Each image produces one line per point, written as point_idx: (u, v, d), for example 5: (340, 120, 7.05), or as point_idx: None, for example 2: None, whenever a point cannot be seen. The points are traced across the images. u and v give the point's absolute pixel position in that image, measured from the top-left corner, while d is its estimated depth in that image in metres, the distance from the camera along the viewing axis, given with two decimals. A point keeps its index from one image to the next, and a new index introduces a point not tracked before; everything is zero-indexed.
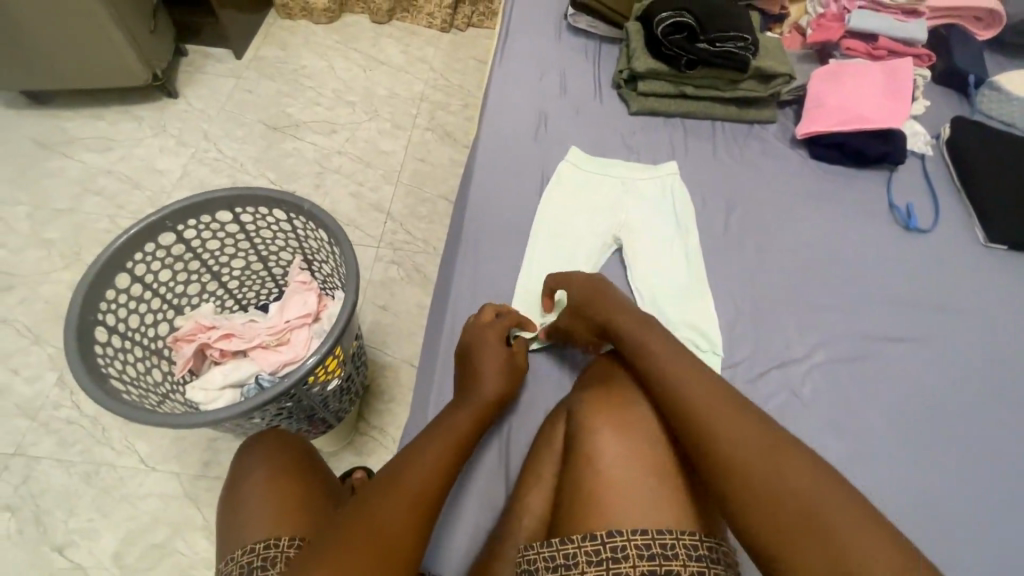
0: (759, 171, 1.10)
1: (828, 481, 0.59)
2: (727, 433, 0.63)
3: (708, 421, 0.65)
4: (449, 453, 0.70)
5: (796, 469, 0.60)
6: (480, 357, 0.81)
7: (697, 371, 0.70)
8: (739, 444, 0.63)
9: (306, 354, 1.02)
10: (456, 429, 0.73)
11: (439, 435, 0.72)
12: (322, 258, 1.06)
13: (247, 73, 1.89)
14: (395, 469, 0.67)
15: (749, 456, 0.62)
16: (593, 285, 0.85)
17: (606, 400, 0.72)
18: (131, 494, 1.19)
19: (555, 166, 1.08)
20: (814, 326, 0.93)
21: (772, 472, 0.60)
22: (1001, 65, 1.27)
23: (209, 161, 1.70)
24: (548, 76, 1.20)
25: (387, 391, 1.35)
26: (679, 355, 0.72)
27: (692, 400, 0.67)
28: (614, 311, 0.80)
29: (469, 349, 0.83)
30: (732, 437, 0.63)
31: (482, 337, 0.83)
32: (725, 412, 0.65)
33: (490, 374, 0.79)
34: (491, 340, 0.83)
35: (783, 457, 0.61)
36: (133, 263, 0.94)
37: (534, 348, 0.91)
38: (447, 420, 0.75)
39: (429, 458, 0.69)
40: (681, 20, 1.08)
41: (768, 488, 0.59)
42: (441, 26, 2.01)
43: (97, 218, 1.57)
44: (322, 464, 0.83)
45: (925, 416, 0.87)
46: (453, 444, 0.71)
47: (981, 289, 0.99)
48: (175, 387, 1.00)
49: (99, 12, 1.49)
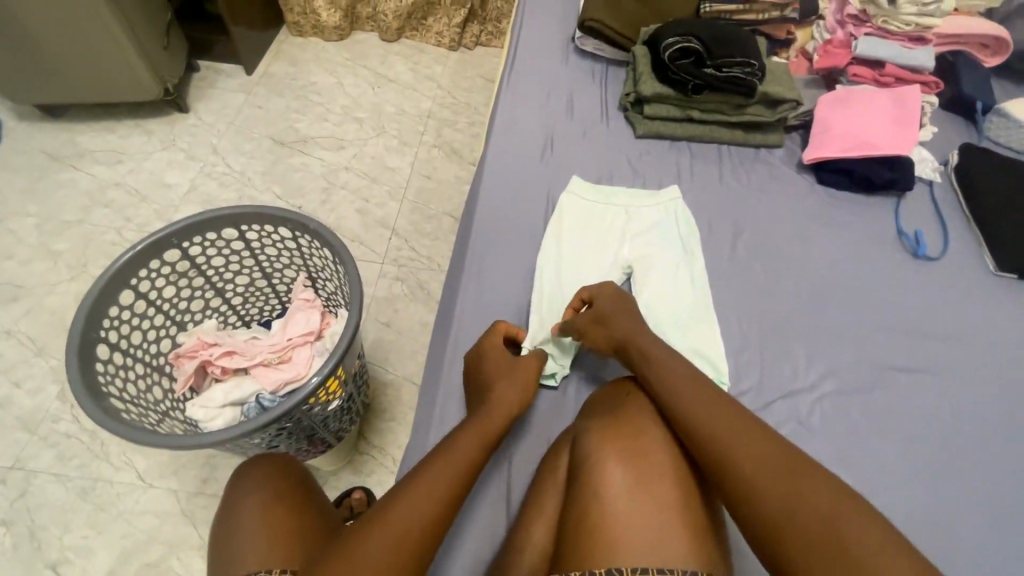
0: (766, 196, 1.10)
1: (846, 499, 0.59)
2: (744, 460, 0.64)
3: (719, 447, 0.65)
4: (456, 477, 0.68)
5: (816, 493, 0.60)
6: (494, 375, 0.82)
7: (705, 395, 0.70)
8: (750, 467, 0.63)
9: (307, 372, 1.02)
10: (461, 452, 0.71)
11: (446, 454, 0.71)
12: (326, 276, 1.06)
13: (258, 88, 1.92)
14: (397, 495, 0.66)
15: (760, 477, 0.62)
16: (621, 301, 0.85)
17: (613, 428, 0.71)
18: (128, 510, 1.18)
19: (560, 191, 1.08)
20: (822, 353, 0.92)
21: (789, 499, 0.60)
22: (1007, 91, 1.27)
23: (217, 175, 1.71)
24: (555, 98, 1.21)
25: (388, 410, 1.34)
26: (689, 382, 0.72)
27: (701, 425, 0.67)
28: (631, 332, 0.81)
29: (475, 373, 0.84)
30: (746, 464, 0.63)
31: (490, 351, 0.85)
32: (738, 440, 0.65)
33: (512, 386, 0.80)
34: (495, 360, 0.83)
35: (801, 482, 0.61)
36: (138, 279, 0.94)
37: (548, 383, 0.89)
38: (446, 443, 0.72)
39: (437, 480, 0.67)
40: (688, 46, 1.09)
41: (786, 515, 0.59)
42: (449, 44, 2.04)
43: (104, 230, 1.58)
44: (319, 490, 0.81)
45: (936, 446, 0.85)
46: (460, 468, 0.69)
47: (993, 318, 0.97)
48: (175, 404, 0.99)
49: (100, 7, 1.47)
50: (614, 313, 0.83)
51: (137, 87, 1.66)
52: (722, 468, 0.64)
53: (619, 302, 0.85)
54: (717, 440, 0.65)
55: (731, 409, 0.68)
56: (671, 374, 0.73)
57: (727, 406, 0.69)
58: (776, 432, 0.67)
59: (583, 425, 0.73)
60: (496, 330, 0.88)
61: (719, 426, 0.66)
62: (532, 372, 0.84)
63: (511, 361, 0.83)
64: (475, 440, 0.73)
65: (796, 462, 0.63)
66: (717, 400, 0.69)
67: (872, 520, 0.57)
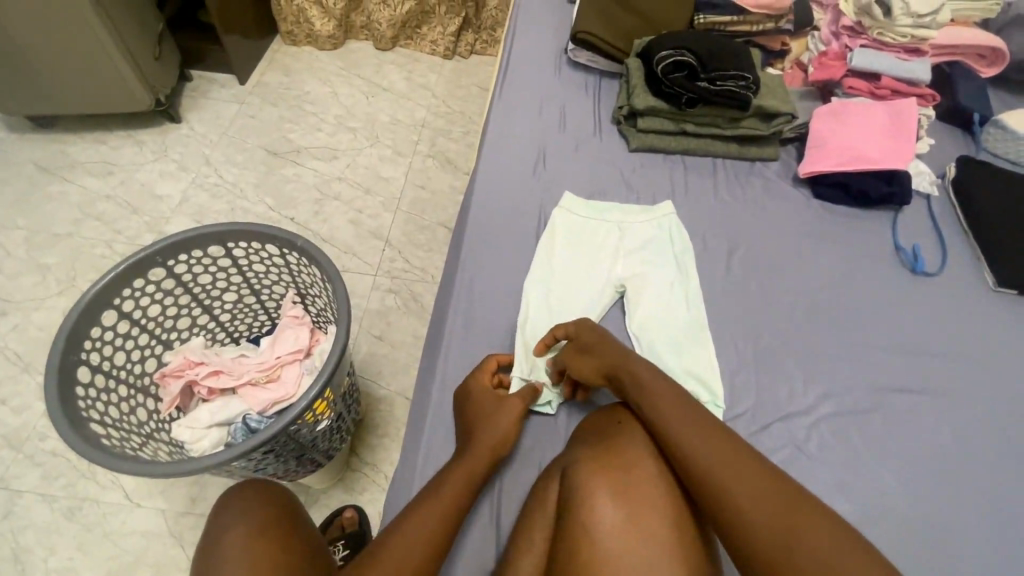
0: (762, 211, 1.08)
1: (845, 537, 0.58)
2: (740, 493, 0.62)
3: (714, 481, 0.63)
4: (445, 519, 0.69)
5: (815, 530, 0.59)
6: (481, 411, 0.80)
7: (698, 424, 0.68)
8: (747, 503, 0.62)
9: (296, 391, 1.00)
10: (447, 492, 0.71)
11: (432, 498, 0.71)
12: (315, 293, 1.04)
13: (250, 98, 1.90)
14: (389, 533, 0.68)
15: (757, 513, 0.61)
16: (597, 333, 0.83)
17: (603, 458, 0.69)
18: (114, 531, 1.16)
19: (552, 205, 1.06)
20: (819, 374, 0.91)
21: (787, 534, 0.59)
22: (1003, 101, 1.26)
23: (209, 186, 1.70)
24: (548, 110, 1.20)
25: (381, 426, 1.33)
26: (684, 411, 0.70)
27: (695, 458, 0.65)
28: (622, 358, 0.79)
29: (460, 413, 0.83)
30: (743, 498, 0.62)
31: (476, 388, 0.84)
32: (734, 472, 0.64)
33: (502, 420, 0.79)
34: (482, 397, 0.82)
35: (801, 518, 0.60)
36: (121, 299, 0.92)
37: (547, 410, 0.87)
38: (433, 487, 0.72)
39: (425, 520, 0.68)
40: (681, 59, 1.08)
41: (784, 553, 0.58)
42: (444, 53, 2.03)
43: (94, 242, 1.57)
44: (309, 527, 0.78)
45: (936, 468, 0.83)
46: (447, 511, 0.70)
47: (993, 334, 0.96)
48: (160, 425, 0.97)
49: (85, 10, 1.44)
50: (600, 341, 0.81)
51: (129, 94, 1.63)
52: (718, 503, 0.63)
53: (596, 334, 0.83)
54: (712, 472, 0.64)
55: (725, 439, 0.67)
56: (663, 402, 0.71)
57: (721, 435, 0.67)
58: (772, 464, 0.65)
59: (573, 455, 0.71)
60: (485, 367, 0.86)
61: (714, 459, 0.65)
62: (520, 409, 0.82)
63: (497, 397, 0.81)
64: (461, 481, 0.73)
65: (793, 496, 0.61)
66: (710, 430, 0.68)
67: (870, 561, 0.56)
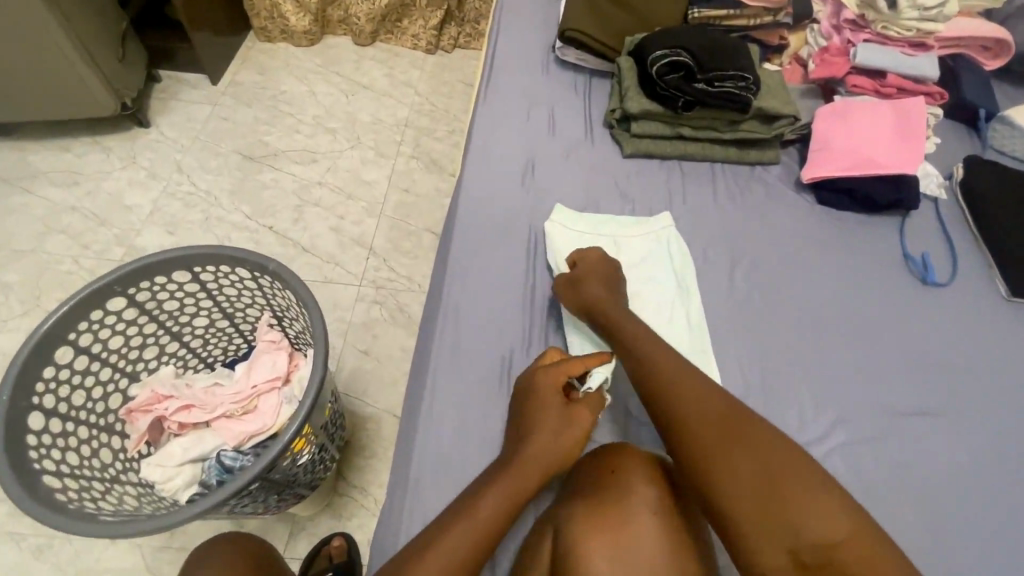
0: (764, 221, 1.03)
1: (783, 456, 0.66)
2: (694, 410, 0.71)
3: (675, 406, 0.72)
4: (481, 540, 0.66)
5: (748, 436, 0.68)
6: (544, 413, 0.75)
7: (664, 360, 0.76)
8: (694, 417, 0.70)
9: (274, 422, 0.93)
10: (484, 511, 0.67)
11: (471, 514, 0.67)
12: (292, 316, 0.97)
13: (224, 99, 1.81)
14: (420, 552, 0.64)
15: (706, 430, 0.69)
16: (605, 273, 0.87)
17: (600, 514, 0.65)
18: (88, 570, 1.09)
19: (543, 220, 1.00)
20: (829, 395, 0.86)
21: (727, 442, 0.67)
22: (1008, 95, 1.22)
23: (181, 195, 1.61)
24: (537, 114, 1.13)
25: (369, 446, 1.27)
26: (659, 353, 0.77)
27: (666, 395, 0.73)
28: (601, 299, 0.83)
29: (519, 405, 0.77)
30: (695, 412, 0.70)
31: (543, 383, 0.76)
32: (689, 395, 0.72)
33: (566, 434, 0.75)
34: (549, 397, 0.75)
35: (737, 425, 0.69)
36: (77, 335, 0.85)
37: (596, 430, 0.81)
38: (474, 496, 0.69)
39: (461, 537, 0.65)
40: (677, 59, 1.01)
41: (727, 460, 0.66)
42: (426, 47, 1.94)
43: (60, 259, 1.48)
44: None
45: (952, 493, 0.79)
46: (488, 529, 0.66)
47: (1006, 345, 0.92)
48: (127, 466, 0.90)
49: (39, 10, 1.34)
50: (592, 277, 0.85)
51: (91, 99, 1.54)
52: (708, 472, 0.67)
53: (595, 270, 0.87)
54: (675, 399, 0.72)
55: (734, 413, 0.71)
56: (644, 342, 0.78)
57: (686, 372, 0.75)
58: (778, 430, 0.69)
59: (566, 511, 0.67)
60: (566, 368, 0.77)
61: (680, 389, 0.73)
62: (586, 424, 0.77)
63: (563, 405, 0.76)
64: (505, 496, 0.69)
65: (765, 441, 0.67)
66: (713, 399, 0.71)
67: (843, 515, 0.62)
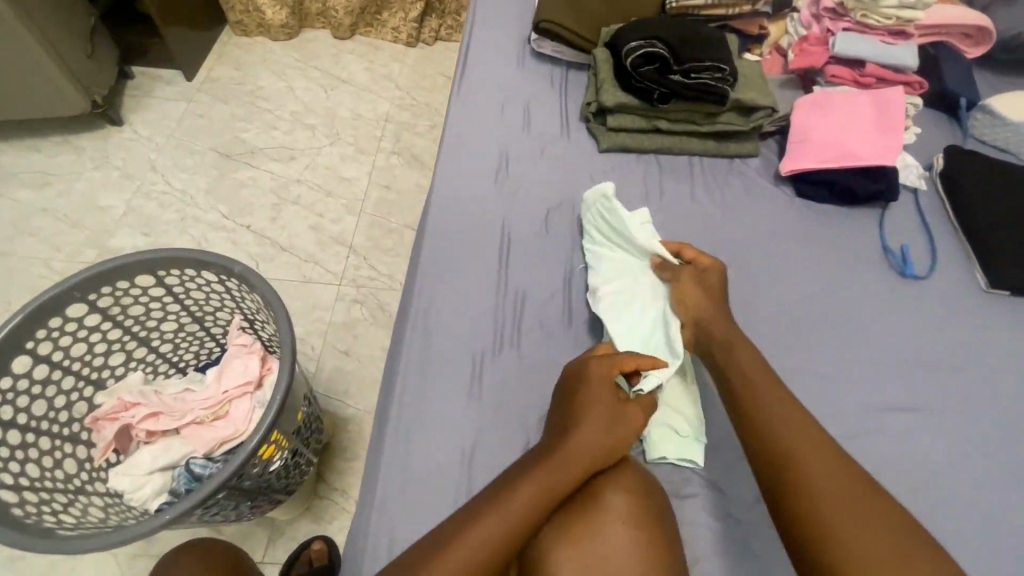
0: (742, 216, 1.01)
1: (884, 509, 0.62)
2: (799, 444, 0.67)
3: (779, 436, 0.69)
4: (504, 542, 0.61)
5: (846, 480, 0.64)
6: (594, 408, 0.71)
7: (773, 390, 0.73)
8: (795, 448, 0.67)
9: (247, 428, 0.91)
10: (516, 507, 0.63)
11: (493, 516, 0.63)
12: (262, 319, 0.94)
13: (199, 96, 1.77)
14: (437, 549, 0.61)
15: (812, 466, 0.65)
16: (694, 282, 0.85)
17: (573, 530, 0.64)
18: None
19: (518, 217, 0.98)
20: (807, 390, 0.85)
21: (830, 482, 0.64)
22: (989, 82, 1.21)
23: (155, 195, 1.57)
24: (513, 108, 1.11)
25: (350, 448, 1.25)
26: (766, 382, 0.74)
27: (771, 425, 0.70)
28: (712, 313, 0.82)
29: (567, 396, 0.74)
30: (801, 444, 0.67)
31: (598, 376, 0.73)
32: (795, 427, 0.69)
33: (614, 433, 0.70)
34: (603, 391, 0.72)
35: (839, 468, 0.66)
36: (35, 343, 0.82)
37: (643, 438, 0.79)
38: (503, 492, 0.65)
39: (481, 539, 0.61)
40: (652, 50, 0.99)
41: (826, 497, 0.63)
42: (407, 40, 1.90)
43: (30, 262, 1.44)
44: None
45: (931, 488, 0.78)
46: (513, 530, 0.62)
47: (984, 338, 0.91)
48: (93, 475, 0.88)
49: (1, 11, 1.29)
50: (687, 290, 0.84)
51: (60, 97, 1.49)
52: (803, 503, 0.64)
53: (687, 281, 0.85)
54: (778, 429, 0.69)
55: (804, 421, 0.70)
56: (749, 362, 0.76)
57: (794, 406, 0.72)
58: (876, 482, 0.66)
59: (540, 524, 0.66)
60: (620, 363, 0.74)
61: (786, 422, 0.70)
62: (634, 423, 0.73)
63: (618, 401, 0.72)
64: (536, 495, 0.64)
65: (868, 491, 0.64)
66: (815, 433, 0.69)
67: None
